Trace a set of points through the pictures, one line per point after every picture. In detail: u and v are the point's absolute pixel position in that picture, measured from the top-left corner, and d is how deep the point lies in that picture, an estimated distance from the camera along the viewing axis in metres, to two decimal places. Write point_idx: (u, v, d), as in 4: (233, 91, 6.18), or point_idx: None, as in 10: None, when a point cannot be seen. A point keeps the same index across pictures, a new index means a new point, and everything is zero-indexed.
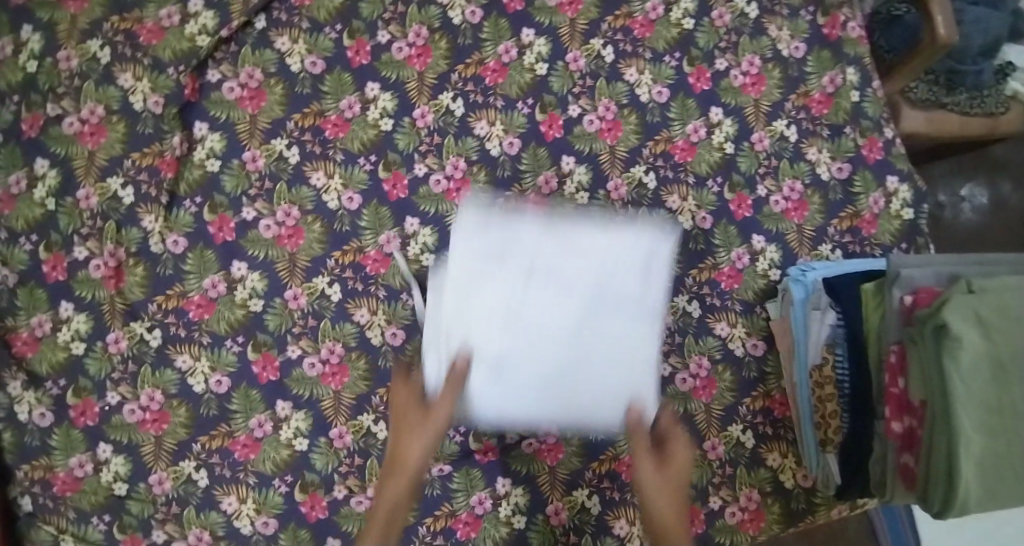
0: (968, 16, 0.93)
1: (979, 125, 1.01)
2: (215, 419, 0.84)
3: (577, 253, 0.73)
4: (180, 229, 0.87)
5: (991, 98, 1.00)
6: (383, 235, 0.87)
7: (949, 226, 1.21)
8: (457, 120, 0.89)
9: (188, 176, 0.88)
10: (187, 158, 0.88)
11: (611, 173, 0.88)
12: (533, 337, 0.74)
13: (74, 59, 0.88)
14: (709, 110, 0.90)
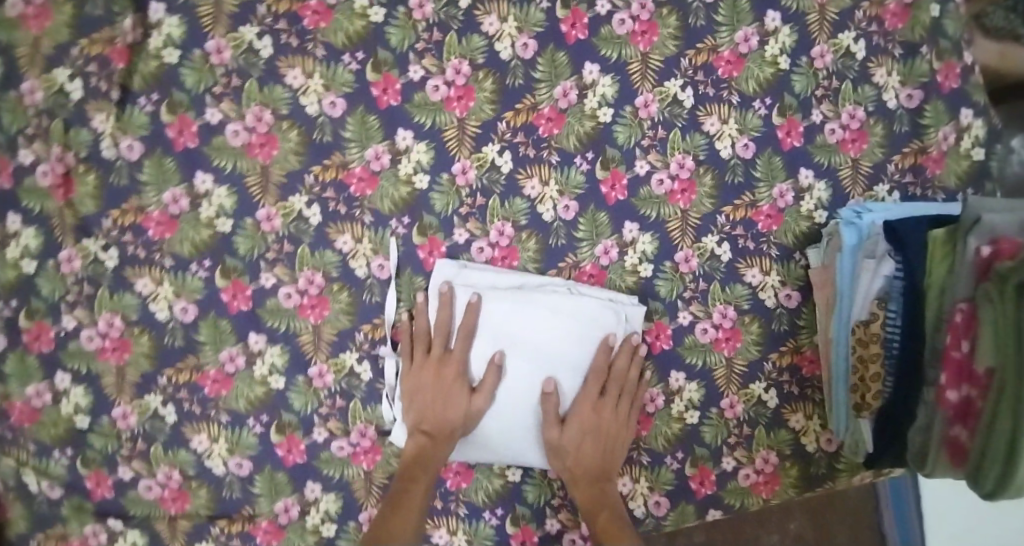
0: None
1: None
2: (181, 351, 0.76)
3: (544, 314, 0.73)
4: (136, 131, 0.75)
5: None
6: (371, 150, 0.75)
7: None
8: (461, 13, 0.74)
9: (142, 68, 0.74)
10: (141, 45, 0.74)
11: (641, 86, 0.75)
12: (508, 393, 0.73)
13: None
14: (765, 15, 0.74)
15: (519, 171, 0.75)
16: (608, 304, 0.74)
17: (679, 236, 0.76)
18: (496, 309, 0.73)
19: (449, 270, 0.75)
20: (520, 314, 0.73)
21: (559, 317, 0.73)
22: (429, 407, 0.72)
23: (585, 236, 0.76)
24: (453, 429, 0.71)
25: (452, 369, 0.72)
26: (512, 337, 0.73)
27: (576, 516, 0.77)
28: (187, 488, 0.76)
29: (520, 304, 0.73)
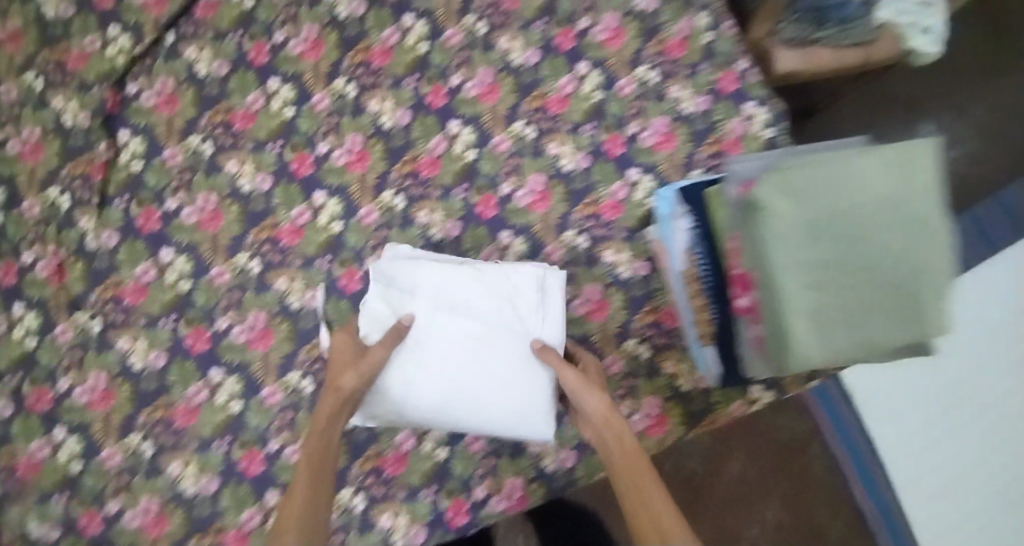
0: None
1: (850, 56, 1.19)
2: (155, 392, 0.92)
3: (477, 282, 0.87)
4: (113, 225, 0.95)
5: (858, 30, 1.17)
6: (295, 210, 0.95)
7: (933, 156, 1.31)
8: (351, 102, 0.97)
9: (115, 177, 0.96)
10: (114, 161, 0.96)
11: (494, 130, 0.97)
12: (444, 354, 0.84)
13: (13, 91, 0.93)
14: (576, 66, 0.99)
15: (413, 207, 0.96)
16: (534, 272, 0.87)
17: (544, 234, 0.95)
18: (438, 280, 0.87)
19: (400, 252, 0.91)
20: (455, 281, 0.87)
21: (485, 284, 0.87)
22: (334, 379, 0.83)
23: (471, 247, 0.96)
24: (347, 397, 0.81)
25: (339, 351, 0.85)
26: (450, 304, 0.86)
27: (499, 481, 0.90)
28: (165, 512, 0.90)
29: (459, 277, 0.87)
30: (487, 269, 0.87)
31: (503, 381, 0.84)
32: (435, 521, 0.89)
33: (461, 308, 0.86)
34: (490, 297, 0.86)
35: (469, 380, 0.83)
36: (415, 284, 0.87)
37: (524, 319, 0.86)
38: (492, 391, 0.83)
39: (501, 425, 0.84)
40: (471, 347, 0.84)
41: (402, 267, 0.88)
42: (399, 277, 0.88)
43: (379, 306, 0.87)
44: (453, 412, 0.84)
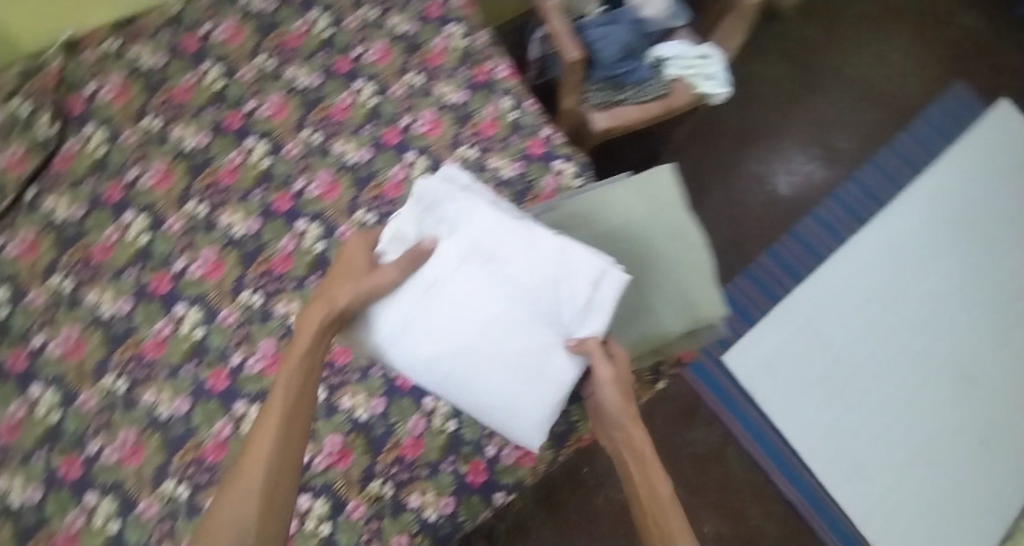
0: (595, 37, 1.36)
1: (653, 108, 1.38)
2: (30, 528, 0.90)
3: (526, 249, 0.82)
4: None
5: (654, 87, 1.39)
6: (157, 325, 1.00)
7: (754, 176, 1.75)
8: (201, 221, 1.04)
9: None
10: None
11: (339, 221, 1.07)
12: (464, 299, 0.81)
13: None
14: (405, 156, 1.12)
15: (270, 301, 1.02)
16: (593, 263, 0.80)
17: None
18: (484, 228, 0.83)
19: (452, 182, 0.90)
20: (505, 236, 0.82)
21: (535, 255, 0.81)
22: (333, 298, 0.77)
23: None
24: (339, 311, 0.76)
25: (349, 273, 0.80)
26: (490, 258, 0.82)
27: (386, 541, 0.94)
28: None
29: (511, 233, 0.82)
30: (544, 243, 0.81)
31: (518, 353, 0.81)
32: None
33: (497, 267, 0.81)
34: (532, 281, 0.81)
35: (478, 339, 0.81)
36: (459, 222, 0.84)
37: (564, 305, 0.81)
38: (498, 354, 0.81)
39: (484, 396, 0.83)
40: (489, 311, 0.80)
41: (449, 197, 0.87)
42: (441, 206, 0.86)
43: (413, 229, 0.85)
44: (431, 376, 0.84)
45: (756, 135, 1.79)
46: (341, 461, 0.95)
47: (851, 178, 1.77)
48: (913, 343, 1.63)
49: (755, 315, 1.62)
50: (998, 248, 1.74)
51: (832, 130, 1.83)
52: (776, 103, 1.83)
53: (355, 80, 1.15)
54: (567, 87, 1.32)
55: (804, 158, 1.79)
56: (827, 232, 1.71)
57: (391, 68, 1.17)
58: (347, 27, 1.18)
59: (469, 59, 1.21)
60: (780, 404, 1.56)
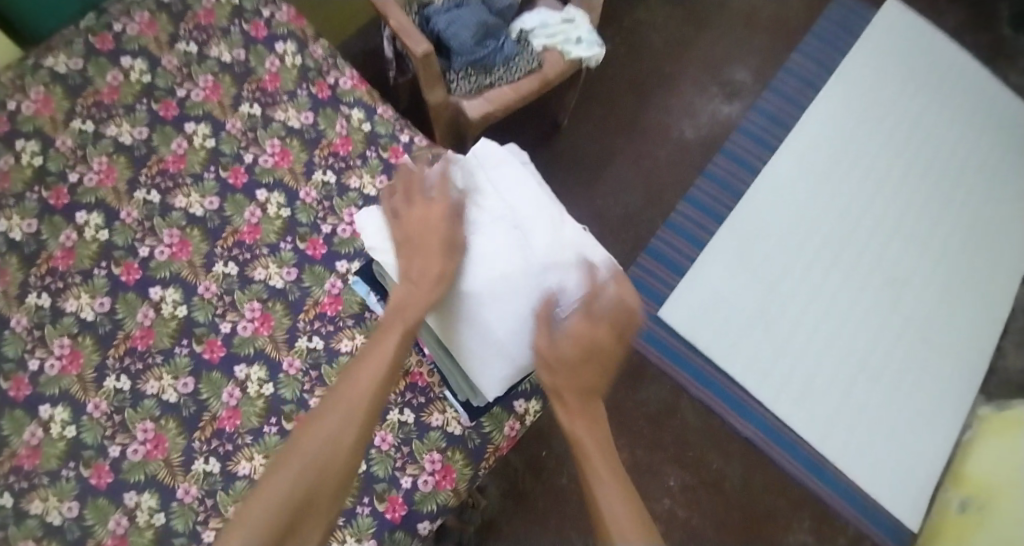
0: (444, 26, 1.27)
1: (530, 84, 1.30)
2: None
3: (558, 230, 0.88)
4: None
5: (524, 61, 1.30)
6: (27, 432, 0.93)
7: (655, 125, 1.67)
8: (49, 311, 0.97)
9: None
10: None
11: (198, 280, 1.00)
12: (490, 244, 0.86)
13: None
14: (255, 195, 1.05)
15: (140, 381, 0.96)
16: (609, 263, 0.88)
17: (277, 352, 0.98)
18: (532, 199, 0.89)
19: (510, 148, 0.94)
20: (544, 214, 0.88)
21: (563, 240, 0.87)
22: (428, 271, 0.83)
23: (209, 394, 0.96)
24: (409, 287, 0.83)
25: (434, 237, 0.83)
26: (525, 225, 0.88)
27: None
28: None
29: (551, 216, 0.88)
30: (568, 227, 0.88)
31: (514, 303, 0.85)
32: None
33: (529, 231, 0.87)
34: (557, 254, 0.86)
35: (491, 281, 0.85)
36: (512, 186, 0.90)
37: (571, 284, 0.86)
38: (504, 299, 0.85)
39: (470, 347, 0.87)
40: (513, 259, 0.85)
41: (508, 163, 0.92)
42: (502, 169, 0.91)
43: (506, 175, 0.91)
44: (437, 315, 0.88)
45: (651, 84, 1.71)
46: None
47: (753, 108, 1.71)
48: (841, 259, 1.60)
49: (683, 265, 1.55)
50: (904, 150, 1.72)
51: (726, 60, 1.77)
52: (667, 47, 1.76)
53: (185, 123, 1.08)
54: (425, 80, 1.20)
55: (705, 97, 1.72)
56: (739, 164, 1.65)
57: (223, 104, 1.10)
58: (164, 67, 1.10)
59: (307, 77, 1.14)
60: (721, 347, 1.49)
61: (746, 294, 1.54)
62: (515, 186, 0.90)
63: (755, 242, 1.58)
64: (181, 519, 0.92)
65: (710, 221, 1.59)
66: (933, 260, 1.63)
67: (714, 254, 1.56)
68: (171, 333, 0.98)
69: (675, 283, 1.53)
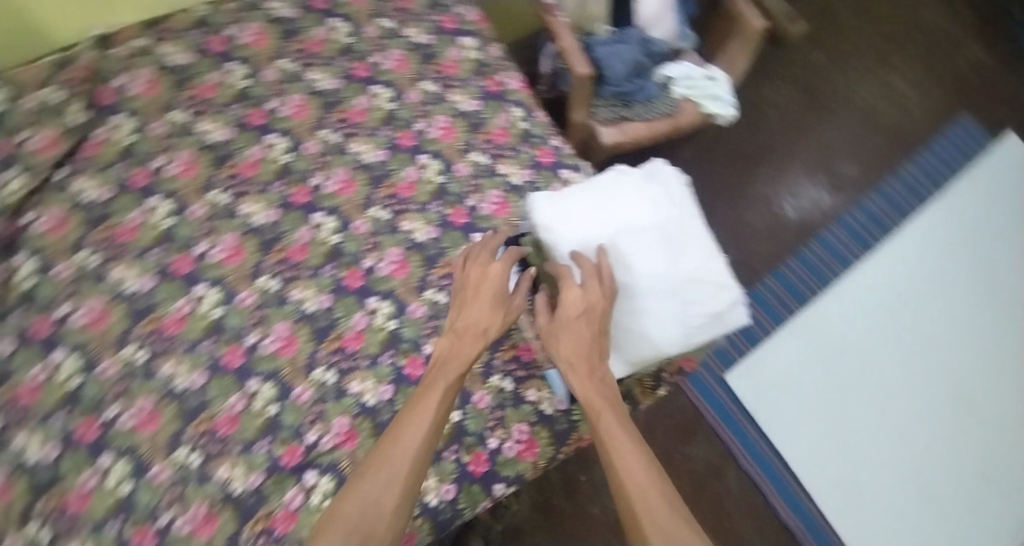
0: (603, 54, 1.32)
1: (662, 126, 1.38)
2: (49, 482, 0.93)
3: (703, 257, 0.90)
4: (7, 334, 0.98)
5: (663, 104, 1.39)
6: (178, 302, 1.03)
7: (753, 196, 1.80)
8: (224, 208, 1.09)
9: (11, 292, 1.00)
10: (10, 279, 1.00)
11: (354, 216, 1.13)
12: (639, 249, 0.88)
13: None
14: (418, 158, 1.18)
15: (286, 287, 1.07)
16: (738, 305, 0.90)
17: (407, 295, 1.11)
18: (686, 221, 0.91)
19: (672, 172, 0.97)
20: (694, 238, 0.91)
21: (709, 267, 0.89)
22: (474, 322, 0.95)
23: (341, 314, 1.07)
24: (459, 333, 0.95)
25: (488, 289, 0.95)
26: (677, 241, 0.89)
27: None
28: None
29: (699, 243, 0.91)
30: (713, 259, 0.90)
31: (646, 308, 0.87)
32: None
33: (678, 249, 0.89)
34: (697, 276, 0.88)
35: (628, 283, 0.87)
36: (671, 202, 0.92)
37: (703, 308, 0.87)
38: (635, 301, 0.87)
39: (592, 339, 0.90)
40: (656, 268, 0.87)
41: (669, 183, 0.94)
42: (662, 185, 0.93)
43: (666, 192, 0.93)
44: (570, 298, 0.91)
45: (765, 157, 1.85)
46: (347, 442, 1.01)
47: (853, 205, 1.85)
48: (904, 365, 1.70)
49: (760, 337, 1.66)
50: (986, 280, 1.82)
51: (835, 155, 1.90)
52: (785, 129, 1.89)
53: (372, 85, 1.22)
54: (575, 99, 1.31)
55: (809, 183, 1.85)
56: (834, 256, 1.77)
57: (406, 76, 1.23)
58: (366, 35, 1.25)
59: (482, 71, 1.27)
60: (779, 422, 1.60)
61: (814, 375, 1.65)
62: (656, 200, 0.90)
63: (831, 329, 1.69)
64: (291, 415, 1.01)
65: (795, 301, 1.71)
66: (991, 387, 1.72)
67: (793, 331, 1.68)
68: (320, 253, 1.10)
69: (748, 351, 1.65)
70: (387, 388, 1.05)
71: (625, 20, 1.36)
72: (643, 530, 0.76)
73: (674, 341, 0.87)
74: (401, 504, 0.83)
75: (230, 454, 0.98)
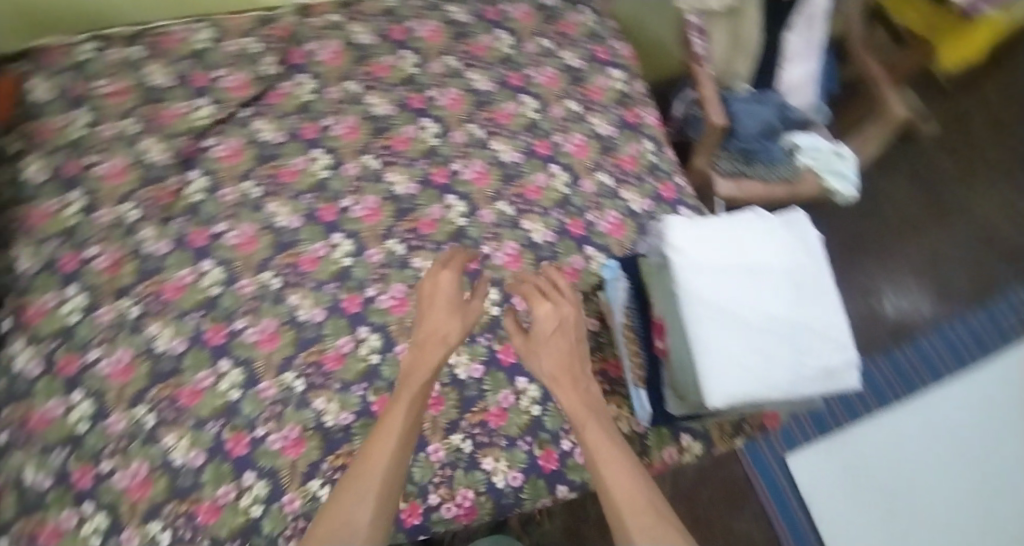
0: (739, 109, 1.37)
1: (779, 191, 1.42)
2: (170, 371, 1.04)
3: (822, 317, 0.91)
4: (168, 237, 1.11)
5: (784, 170, 1.44)
6: (315, 245, 1.15)
7: (851, 285, 1.81)
8: (372, 172, 1.21)
9: (181, 202, 1.13)
10: (183, 191, 1.14)
11: (482, 205, 1.22)
12: (759, 293, 0.91)
13: (111, 130, 1.15)
14: (550, 167, 1.26)
15: (410, 254, 1.17)
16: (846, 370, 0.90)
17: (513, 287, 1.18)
18: (814, 280, 0.94)
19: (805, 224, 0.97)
20: (818, 297, 0.93)
21: (825, 327, 0.91)
22: (434, 333, 0.98)
23: None
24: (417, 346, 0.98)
25: (444, 299, 1.01)
26: (799, 296, 0.92)
27: (452, 490, 1.03)
28: (151, 477, 1.00)
29: (821, 302, 0.92)
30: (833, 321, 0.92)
31: (755, 347, 0.87)
32: None
33: (797, 303, 0.91)
34: (810, 334, 0.90)
35: (744, 320, 0.89)
36: (803, 259, 0.94)
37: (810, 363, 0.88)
38: (746, 339, 0.88)
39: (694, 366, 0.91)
40: (771, 314, 0.90)
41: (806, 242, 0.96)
42: (800, 239, 0.95)
43: (803, 248, 0.95)
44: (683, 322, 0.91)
45: (874, 251, 1.85)
46: (433, 407, 1.08)
47: (959, 317, 1.81)
48: (986, 492, 1.59)
49: (831, 427, 1.66)
50: None
51: (945, 262, 1.87)
52: (897, 226, 1.89)
53: (522, 94, 1.31)
54: (702, 145, 1.37)
55: (914, 287, 1.83)
56: (927, 365, 1.74)
57: (554, 93, 1.33)
58: (527, 51, 1.35)
59: (623, 102, 1.35)
60: (833, 520, 1.59)
61: (880, 477, 1.62)
62: (789, 255, 0.94)
63: (909, 435, 1.66)
64: (390, 368, 1.10)
65: (876, 400, 1.69)
66: None
67: (869, 431, 1.66)
68: (445, 229, 1.20)
69: (815, 437, 1.65)
70: (478, 367, 1.11)
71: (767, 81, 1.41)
72: (627, 528, 0.79)
73: (780, 385, 0.87)
74: (379, 509, 0.83)
75: (328, 388, 1.08)
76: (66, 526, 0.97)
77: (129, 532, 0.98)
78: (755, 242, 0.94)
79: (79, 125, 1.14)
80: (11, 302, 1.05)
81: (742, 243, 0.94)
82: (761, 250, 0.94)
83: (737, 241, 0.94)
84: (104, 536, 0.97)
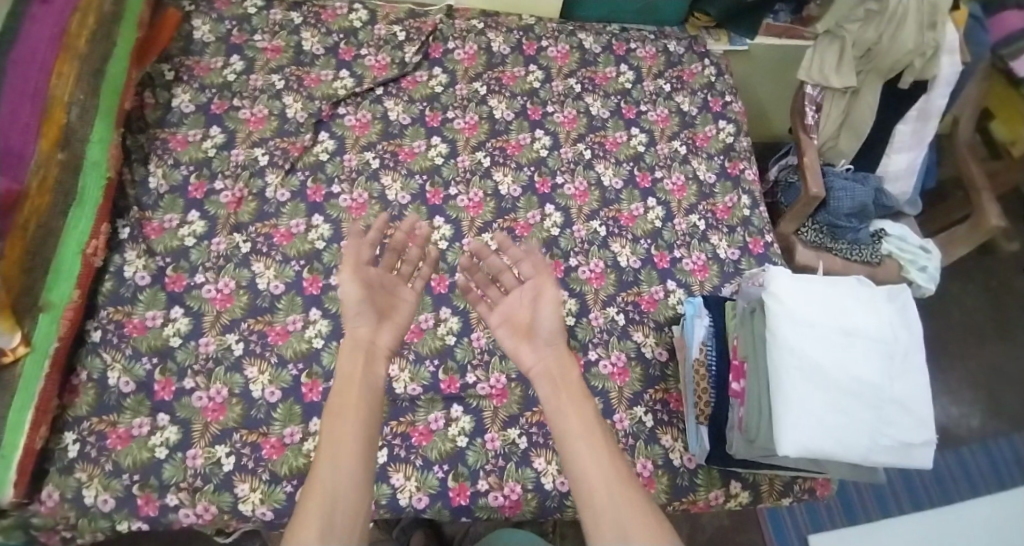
0: (836, 185, 1.41)
1: (859, 269, 1.44)
2: (264, 309, 1.11)
3: (907, 393, 0.93)
4: (289, 187, 1.19)
5: (868, 252, 1.45)
6: (419, 223, 1.20)
7: None
8: (483, 168, 1.27)
9: (307, 158, 1.22)
10: (310, 149, 1.23)
11: (577, 220, 1.27)
12: (851, 355, 0.94)
13: (260, 81, 1.26)
14: (647, 199, 1.31)
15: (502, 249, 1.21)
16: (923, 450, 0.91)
17: (592, 303, 1.20)
18: (907, 356, 0.96)
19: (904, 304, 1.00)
20: (907, 373, 0.95)
21: (909, 403, 0.93)
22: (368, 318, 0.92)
23: None
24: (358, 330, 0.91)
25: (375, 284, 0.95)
26: (890, 369, 0.94)
27: (501, 480, 1.06)
28: (227, 403, 1.04)
29: (909, 379, 0.94)
30: (917, 400, 0.93)
31: (838, 406, 0.90)
32: (437, 494, 1.04)
33: (887, 374, 0.94)
34: (894, 407, 0.92)
35: (832, 378, 0.92)
36: (900, 334, 0.97)
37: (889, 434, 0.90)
38: (831, 396, 0.90)
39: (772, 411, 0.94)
40: (858, 378, 0.92)
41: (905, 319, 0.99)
42: (900, 315, 0.98)
43: (901, 323, 0.98)
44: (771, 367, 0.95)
45: (933, 352, 1.84)
46: (497, 398, 1.12)
47: (1007, 437, 1.77)
48: None
49: (861, 518, 1.60)
50: None
51: (1005, 380, 1.84)
52: (961, 335, 1.88)
53: (632, 126, 1.38)
54: (793, 211, 1.41)
55: (970, 399, 1.80)
56: (965, 475, 1.70)
57: (663, 132, 1.39)
58: (643, 87, 1.43)
59: (727, 154, 1.41)
60: None
61: None
62: (888, 327, 0.97)
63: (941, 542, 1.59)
64: (463, 351, 1.15)
65: (909, 499, 1.64)
66: None
67: (901, 528, 1.60)
68: (539, 234, 1.23)
69: (843, 524, 1.59)
70: None
71: (868, 164, 1.45)
72: (600, 510, 0.78)
73: (856, 447, 0.88)
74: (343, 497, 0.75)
75: (404, 355, 1.12)
76: (137, 432, 0.99)
77: (196, 451, 1.00)
78: (856, 308, 0.97)
79: (231, 70, 1.26)
80: (135, 214, 1.13)
81: (844, 306, 0.97)
82: (861, 316, 0.97)
83: (839, 303, 0.97)
84: (171, 450, 0.99)
